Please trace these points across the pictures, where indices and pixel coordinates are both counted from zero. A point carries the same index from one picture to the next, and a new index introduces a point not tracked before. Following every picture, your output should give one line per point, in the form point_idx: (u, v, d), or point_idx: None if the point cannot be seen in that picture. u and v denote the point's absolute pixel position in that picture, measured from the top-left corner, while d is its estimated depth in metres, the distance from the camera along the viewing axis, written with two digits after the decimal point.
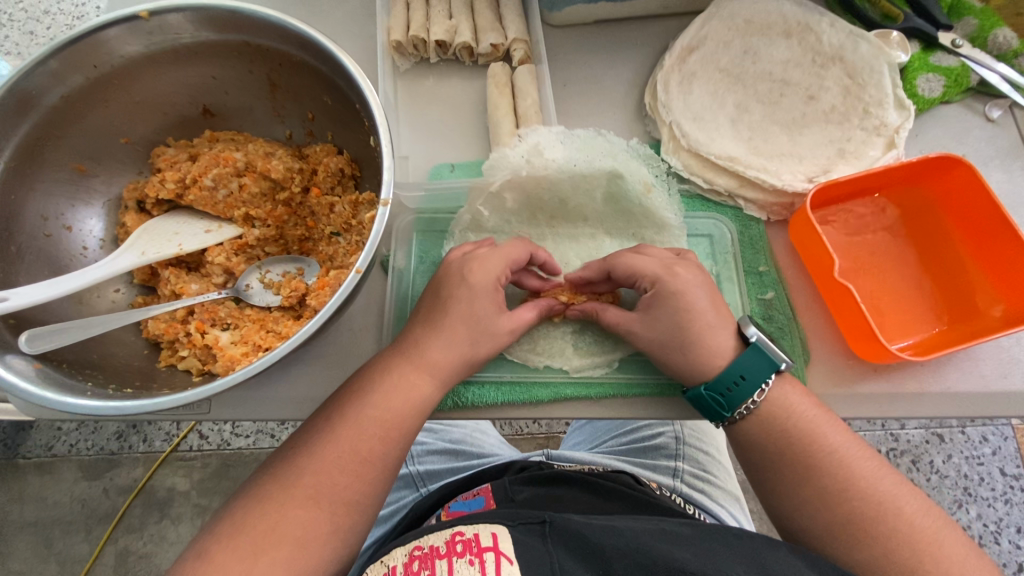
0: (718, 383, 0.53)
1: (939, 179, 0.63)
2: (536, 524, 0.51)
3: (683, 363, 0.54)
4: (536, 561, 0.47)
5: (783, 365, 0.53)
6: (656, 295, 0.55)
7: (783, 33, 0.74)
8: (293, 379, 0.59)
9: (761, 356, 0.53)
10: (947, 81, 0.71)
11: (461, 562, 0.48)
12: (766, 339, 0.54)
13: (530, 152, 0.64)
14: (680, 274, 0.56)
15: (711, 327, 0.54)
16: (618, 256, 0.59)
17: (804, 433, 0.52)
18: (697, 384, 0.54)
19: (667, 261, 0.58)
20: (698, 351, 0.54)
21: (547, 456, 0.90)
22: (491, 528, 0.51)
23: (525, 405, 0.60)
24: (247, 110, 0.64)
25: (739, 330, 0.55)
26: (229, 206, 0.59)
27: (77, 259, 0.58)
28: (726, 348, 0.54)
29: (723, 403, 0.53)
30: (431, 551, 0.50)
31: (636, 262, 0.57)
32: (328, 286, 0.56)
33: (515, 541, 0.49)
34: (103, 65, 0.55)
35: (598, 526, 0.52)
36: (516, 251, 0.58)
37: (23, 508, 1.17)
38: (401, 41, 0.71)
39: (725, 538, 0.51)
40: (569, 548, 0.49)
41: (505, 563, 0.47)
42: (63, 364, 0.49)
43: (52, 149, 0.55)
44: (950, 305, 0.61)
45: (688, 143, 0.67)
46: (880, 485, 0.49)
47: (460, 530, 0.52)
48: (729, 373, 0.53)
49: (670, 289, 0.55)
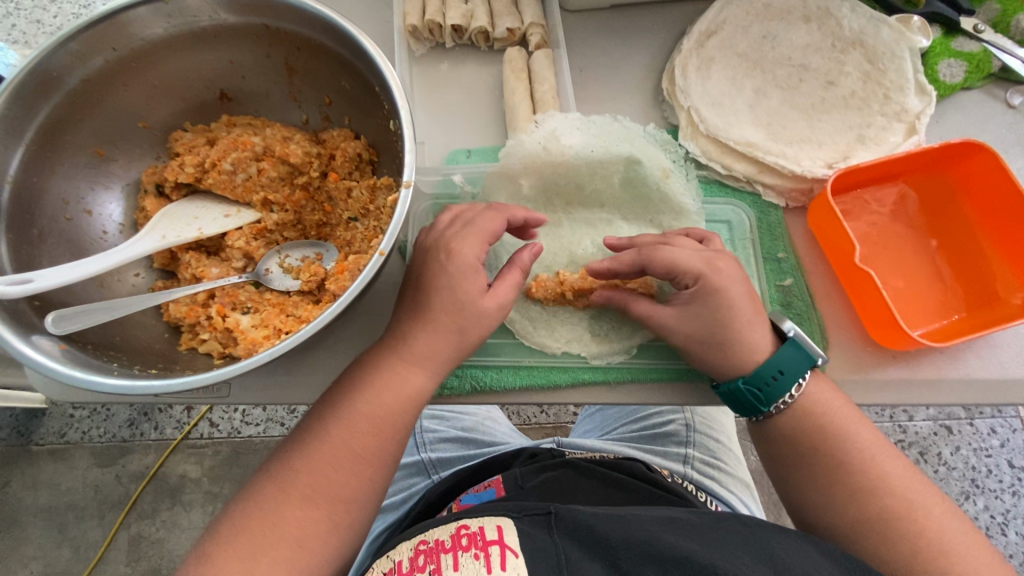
0: (757, 377, 0.53)
1: (960, 166, 0.63)
2: (542, 516, 0.51)
3: (720, 358, 0.54)
4: (541, 556, 0.47)
5: (818, 360, 0.54)
6: (699, 290, 0.54)
7: (802, 18, 0.73)
8: (312, 363, 0.60)
9: (802, 352, 0.54)
10: (968, 67, 0.70)
11: (466, 556, 0.48)
12: (803, 335, 0.55)
13: (547, 138, 0.64)
14: (721, 269, 0.54)
15: (751, 323, 0.54)
16: (653, 249, 0.56)
17: (805, 429, 0.53)
18: (733, 378, 0.54)
19: (707, 253, 0.55)
20: (737, 347, 0.53)
21: (558, 442, 0.91)
22: (496, 521, 0.51)
23: (542, 390, 0.60)
24: (264, 95, 0.64)
25: (777, 325, 0.56)
26: (248, 190, 0.59)
27: (98, 243, 0.58)
28: (763, 343, 0.54)
29: (762, 397, 0.54)
30: (436, 545, 0.51)
31: (674, 254, 0.55)
32: (347, 270, 0.56)
33: (521, 533, 0.49)
34: (122, 48, 0.55)
35: (603, 516, 0.52)
36: (495, 223, 0.57)
37: (37, 493, 1.18)
38: (417, 25, 0.70)
39: (733, 528, 0.50)
40: (574, 538, 0.49)
41: (510, 556, 0.47)
42: (88, 345, 0.49)
43: (73, 132, 0.55)
44: (969, 293, 0.61)
45: (706, 128, 0.66)
46: (878, 482, 0.50)
47: (465, 523, 0.52)
48: (768, 366, 0.53)
49: (713, 286, 0.53)
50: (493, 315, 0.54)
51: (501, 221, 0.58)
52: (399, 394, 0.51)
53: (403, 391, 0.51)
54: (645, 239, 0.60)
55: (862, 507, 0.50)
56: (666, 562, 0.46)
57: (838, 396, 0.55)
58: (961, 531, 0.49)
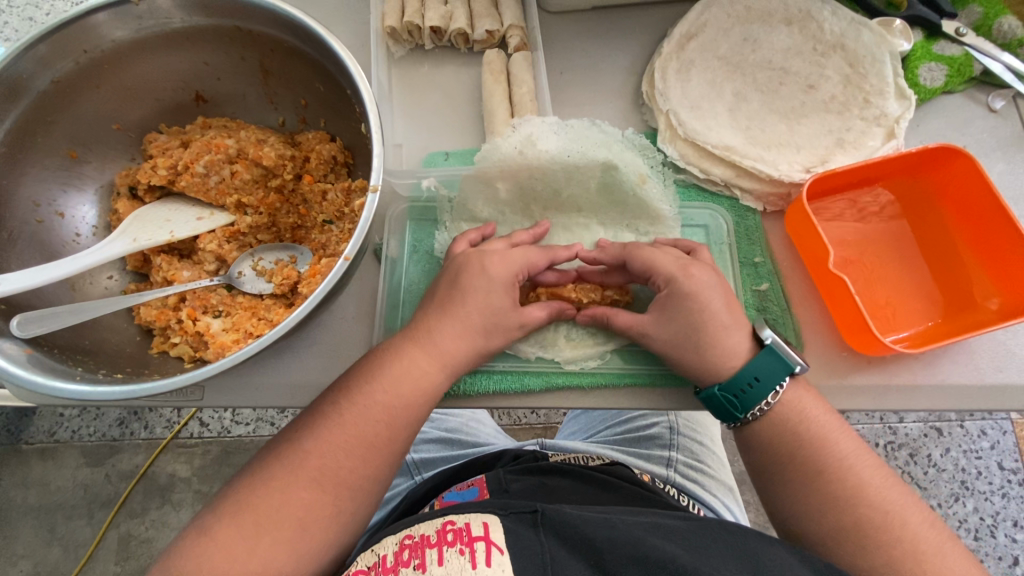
0: (731, 384, 0.53)
1: (939, 170, 0.62)
2: (528, 514, 0.50)
3: (694, 362, 0.54)
4: (526, 554, 0.47)
5: (797, 369, 0.53)
6: (670, 294, 0.55)
7: (784, 21, 0.73)
8: (287, 366, 0.59)
9: (776, 357, 0.53)
10: (949, 71, 0.70)
11: (451, 551, 0.47)
12: (782, 342, 0.54)
13: (523, 142, 0.64)
14: (695, 275, 0.55)
15: (725, 328, 0.54)
16: (637, 248, 0.58)
17: (778, 433, 0.53)
18: (711, 384, 0.54)
19: (683, 260, 0.56)
20: (711, 352, 0.54)
21: (541, 444, 0.91)
22: (482, 518, 0.50)
23: (517, 395, 0.60)
24: (239, 97, 0.63)
25: (756, 332, 0.56)
26: (221, 193, 0.59)
27: (70, 246, 0.58)
28: (740, 349, 0.54)
29: (738, 403, 0.54)
30: (420, 540, 0.50)
31: (651, 258, 0.57)
32: (319, 274, 0.56)
33: (506, 531, 0.48)
34: (92, 49, 0.54)
35: (592, 518, 0.51)
36: (537, 257, 0.58)
37: (27, 493, 1.18)
38: (396, 27, 0.70)
39: (719, 532, 0.51)
40: (561, 540, 0.49)
41: (495, 553, 0.46)
42: (54, 349, 0.49)
43: (44, 135, 0.55)
44: (946, 298, 0.61)
45: (685, 132, 0.66)
46: (851, 485, 0.50)
47: (451, 519, 0.51)
48: (744, 373, 0.53)
49: (684, 290, 0.54)
50: (468, 319, 0.54)
51: (545, 257, 0.59)
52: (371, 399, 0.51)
53: (375, 394, 0.51)
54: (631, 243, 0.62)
55: (835, 515, 0.50)
56: (650, 564, 0.47)
57: (819, 404, 0.54)
58: (936, 537, 0.49)
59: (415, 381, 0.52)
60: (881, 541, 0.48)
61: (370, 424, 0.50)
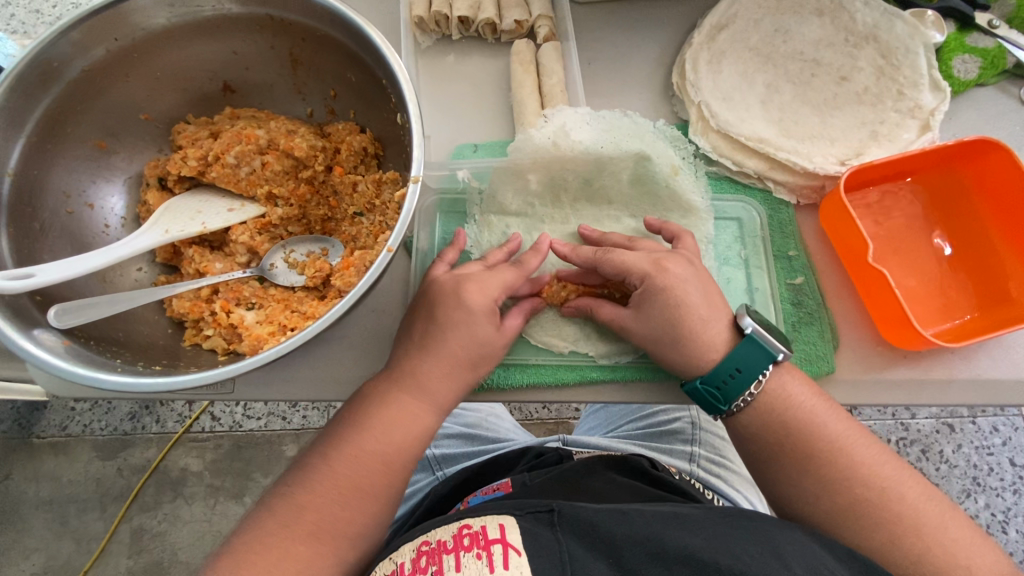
0: (713, 377, 0.52)
1: (975, 163, 0.62)
2: (544, 513, 0.50)
3: (675, 356, 0.54)
4: (544, 554, 0.46)
5: (780, 356, 0.52)
6: (645, 291, 0.54)
7: (815, 12, 0.72)
8: (318, 359, 0.59)
9: (756, 347, 0.52)
10: (983, 63, 0.69)
11: (468, 557, 0.46)
12: (762, 329, 0.53)
13: (556, 134, 0.63)
14: (669, 270, 0.54)
15: (704, 320, 0.53)
16: (608, 251, 0.58)
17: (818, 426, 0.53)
18: (693, 378, 0.54)
19: (656, 255, 0.56)
20: (692, 345, 0.53)
21: (564, 442, 0.90)
22: (498, 519, 0.49)
23: (551, 388, 0.59)
24: (267, 86, 0.63)
25: (734, 321, 0.55)
26: (252, 184, 0.59)
27: (100, 237, 0.57)
28: (720, 340, 0.53)
29: (720, 396, 0.53)
30: (437, 546, 0.48)
31: (625, 256, 0.56)
32: (352, 267, 0.56)
33: (523, 531, 0.48)
34: (123, 38, 0.54)
35: (607, 512, 0.50)
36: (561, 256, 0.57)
37: (39, 486, 1.18)
38: (423, 16, 0.69)
39: (737, 521, 0.49)
40: (578, 537, 0.48)
41: (512, 556, 0.45)
42: (90, 341, 0.49)
43: (74, 124, 0.54)
44: (982, 291, 0.60)
45: (717, 124, 0.65)
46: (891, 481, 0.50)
47: (467, 522, 0.50)
48: (723, 365, 0.52)
49: (660, 285, 0.54)
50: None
51: (520, 275, 0.57)
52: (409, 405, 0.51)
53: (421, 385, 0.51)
54: (613, 241, 0.60)
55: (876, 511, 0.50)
56: (671, 561, 0.46)
57: (806, 387, 0.54)
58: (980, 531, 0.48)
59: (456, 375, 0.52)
60: (919, 535, 0.47)
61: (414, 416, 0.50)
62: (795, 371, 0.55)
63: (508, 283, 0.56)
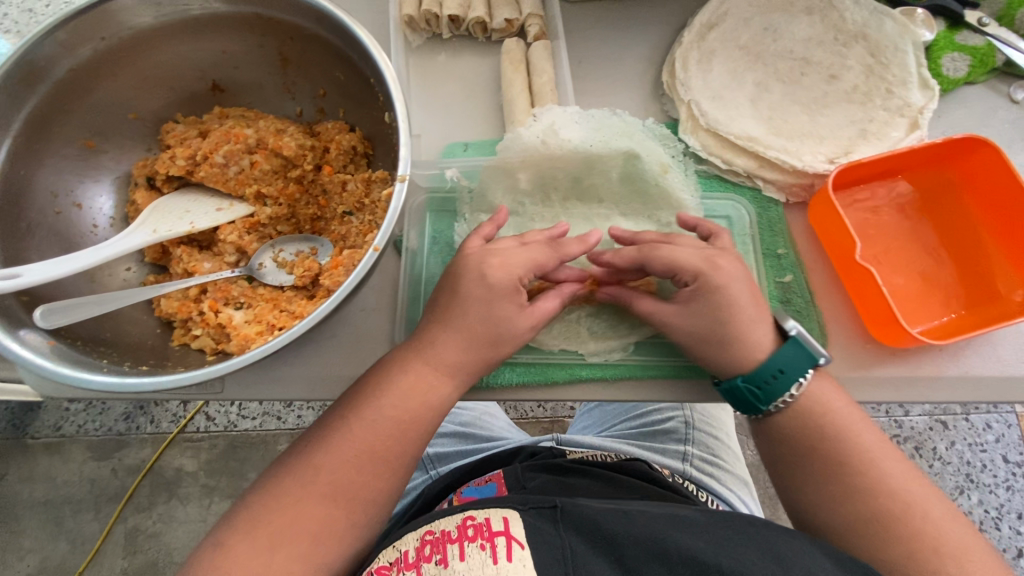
0: (757, 375, 0.53)
1: (963, 161, 0.62)
2: (547, 510, 0.50)
3: (717, 356, 0.54)
4: (547, 549, 0.46)
5: (822, 360, 0.53)
6: (699, 288, 0.54)
7: (805, 11, 0.72)
8: (307, 359, 0.59)
9: (803, 350, 0.53)
10: (972, 61, 0.69)
11: (472, 547, 0.47)
12: (806, 333, 0.54)
13: (546, 132, 0.63)
14: (723, 266, 0.54)
15: (752, 321, 0.53)
16: (654, 247, 0.56)
17: (800, 424, 0.53)
18: (733, 376, 0.54)
19: (707, 252, 0.56)
20: (738, 344, 0.53)
21: (557, 441, 0.90)
22: (502, 512, 0.50)
23: (540, 386, 0.59)
24: (256, 86, 0.62)
25: (778, 323, 0.55)
26: (240, 183, 0.58)
27: (88, 237, 0.57)
28: (765, 342, 0.54)
29: (761, 395, 0.53)
30: (442, 536, 0.49)
31: (678, 253, 0.55)
32: (341, 266, 0.56)
33: (527, 525, 0.48)
34: (110, 37, 0.53)
35: (609, 511, 0.51)
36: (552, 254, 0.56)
37: (33, 487, 1.18)
38: (413, 15, 0.69)
39: (740, 525, 0.50)
40: (580, 533, 0.48)
41: (516, 548, 0.46)
42: (77, 341, 0.49)
43: (61, 124, 0.54)
44: (970, 289, 0.61)
45: (707, 122, 0.65)
46: (882, 480, 0.50)
47: (471, 513, 0.50)
48: (768, 365, 0.53)
49: (712, 284, 0.53)
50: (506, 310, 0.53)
51: (555, 256, 0.57)
52: (399, 405, 0.51)
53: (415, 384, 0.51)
54: (647, 238, 0.59)
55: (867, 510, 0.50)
56: (674, 563, 0.46)
57: (844, 396, 0.54)
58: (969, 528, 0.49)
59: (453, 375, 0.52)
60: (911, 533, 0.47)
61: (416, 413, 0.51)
62: (830, 378, 0.56)
63: (538, 262, 0.56)
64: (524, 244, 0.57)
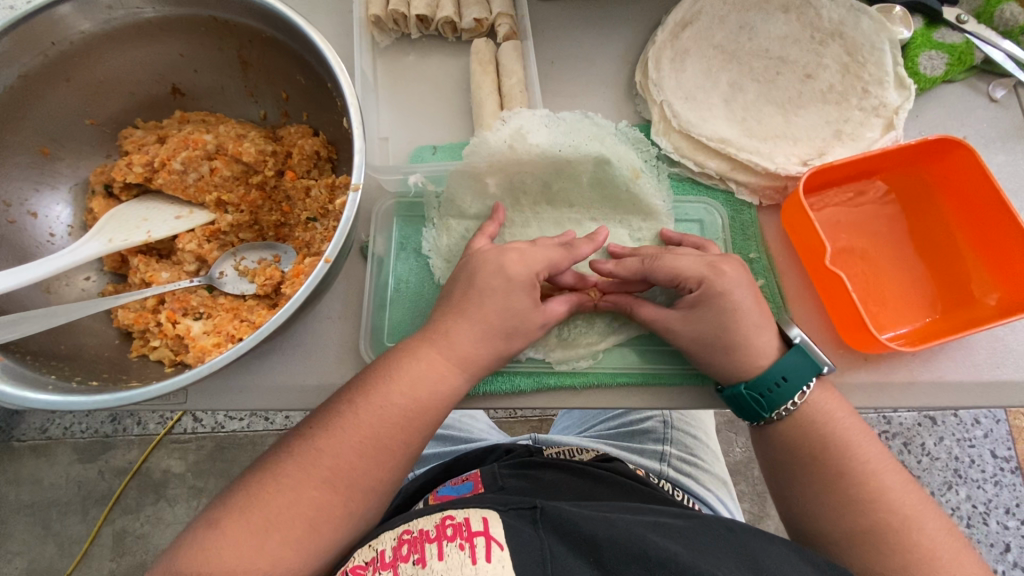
0: (758, 383, 0.52)
1: (937, 162, 0.61)
2: (527, 510, 0.49)
3: (723, 362, 0.53)
4: (526, 550, 0.44)
5: (824, 369, 0.52)
6: (702, 295, 0.53)
7: (781, 8, 0.70)
8: (271, 368, 0.58)
9: (805, 359, 0.52)
10: (950, 59, 0.68)
11: (451, 547, 0.45)
12: (809, 341, 0.54)
13: (513, 136, 0.63)
14: (726, 272, 0.53)
15: (756, 327, 0.52)
16: (659, 256, 0.56)
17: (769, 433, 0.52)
18: (735, 382, 0.53)
19: (709, 258, 0.55)
20: (743, 351, 0.52)
21: (535, 439, 0.89)
22: (481, 513, 0.48)
23: (507, 396, 0.58)
24: (218, 89, 0.61)
25: (783, 331, 0.55)
26: (201, 190, 0.58)
27: (44, 247, 0.56)
28: (769, 348, 0.53)
29: (763, 403, 0.52)
30: (420, 534, 0.47)
31: (680, 261, 0.55)
32: (303, 274, 0.54)
33: (506, 525, 0.46)
34: (61, 42, 0.52)
35: (590, 514, 0.49)
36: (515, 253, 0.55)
37: (20, 490, 1.17)
38: (380, 15, 0.68)
39: (717, 532, 0.49)
40: (560, 536, 0.47)
41: (495, 549, 0.44)
42: (27, 356, 0.47)
43: (13, 132, 0.53)
44: (944, 292, 0.60)
45: (679, 124, 0.64)
46: (858, 491, 0.49)
47: (450, 514, 0.49)
48: (769, 373, 0.52)
49: (717, 291, 0.53)
50: (472, 319, 0.52)
51: (569, 257, 0.56)
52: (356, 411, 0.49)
53: (375, 395, 0.49)
54: (647, 251, 0.59)
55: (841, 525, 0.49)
56: (652, 563, 0.44)
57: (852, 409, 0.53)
58: (945, 541, 0.47)
59: (416, 384, 0.50)
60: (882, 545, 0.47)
61: (378, 425, 0.49)
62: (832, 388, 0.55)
63: (552, 261, 0.55)
64: (536, 246, 0.56)
